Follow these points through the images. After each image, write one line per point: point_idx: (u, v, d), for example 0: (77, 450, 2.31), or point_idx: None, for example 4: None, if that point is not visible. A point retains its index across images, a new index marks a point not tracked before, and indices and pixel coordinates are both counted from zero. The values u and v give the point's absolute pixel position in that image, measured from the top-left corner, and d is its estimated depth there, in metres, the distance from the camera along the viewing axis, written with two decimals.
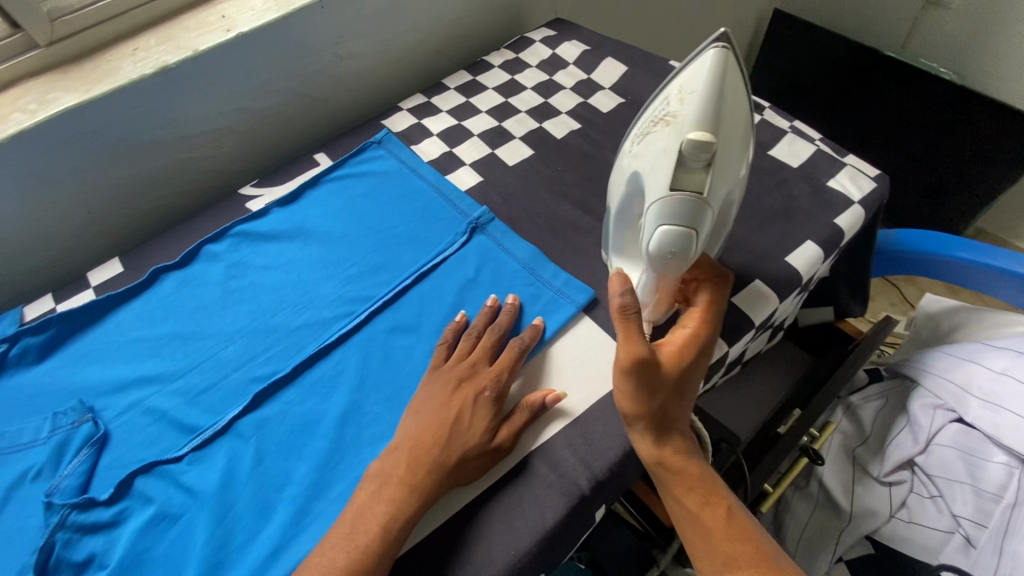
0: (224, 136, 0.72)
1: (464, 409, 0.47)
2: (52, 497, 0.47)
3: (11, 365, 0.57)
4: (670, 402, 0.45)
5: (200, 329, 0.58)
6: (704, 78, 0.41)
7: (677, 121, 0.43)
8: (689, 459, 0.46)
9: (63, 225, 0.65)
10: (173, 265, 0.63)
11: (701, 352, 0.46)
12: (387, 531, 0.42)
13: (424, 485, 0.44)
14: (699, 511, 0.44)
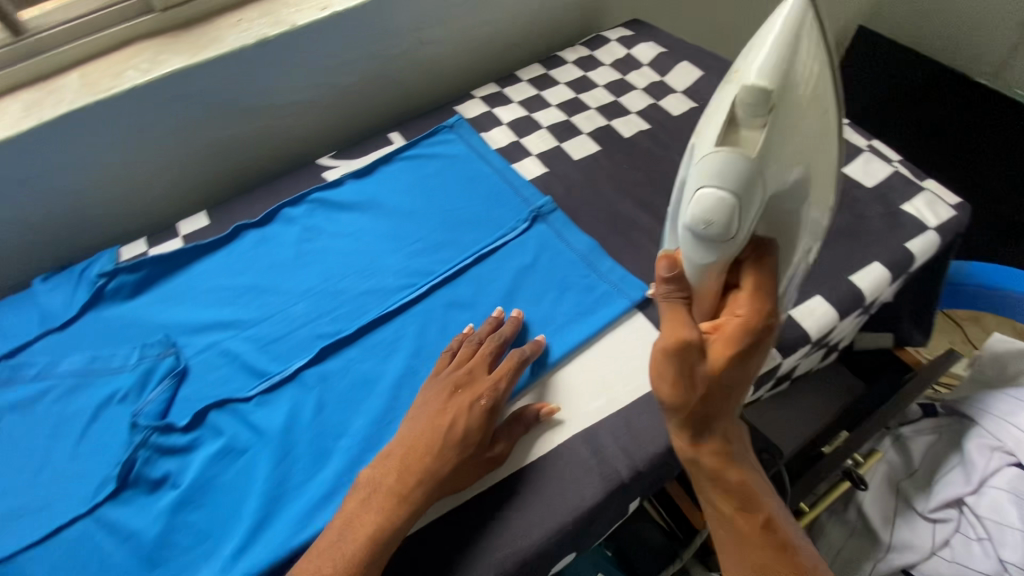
0: (308, 108, 0.76)
1: (459, 414, 0.47)
2: (137, 418, 0.53)
3: (109, 297, 0.63)
4: (714, 400, 0.41)
5: (273, 285, 0.63)
6: (773, 29, 0.39)
7: (737, 76, 0.40)
8: (738, 463, 0.42)
9: (159, 177, 0.71)
10: (254, 223, 0.68)
11: (754, 344, 0.41)
12: (376, 537, 0.42)
13: (414, 496, 0.44)
14: (739, 518, 0.41)
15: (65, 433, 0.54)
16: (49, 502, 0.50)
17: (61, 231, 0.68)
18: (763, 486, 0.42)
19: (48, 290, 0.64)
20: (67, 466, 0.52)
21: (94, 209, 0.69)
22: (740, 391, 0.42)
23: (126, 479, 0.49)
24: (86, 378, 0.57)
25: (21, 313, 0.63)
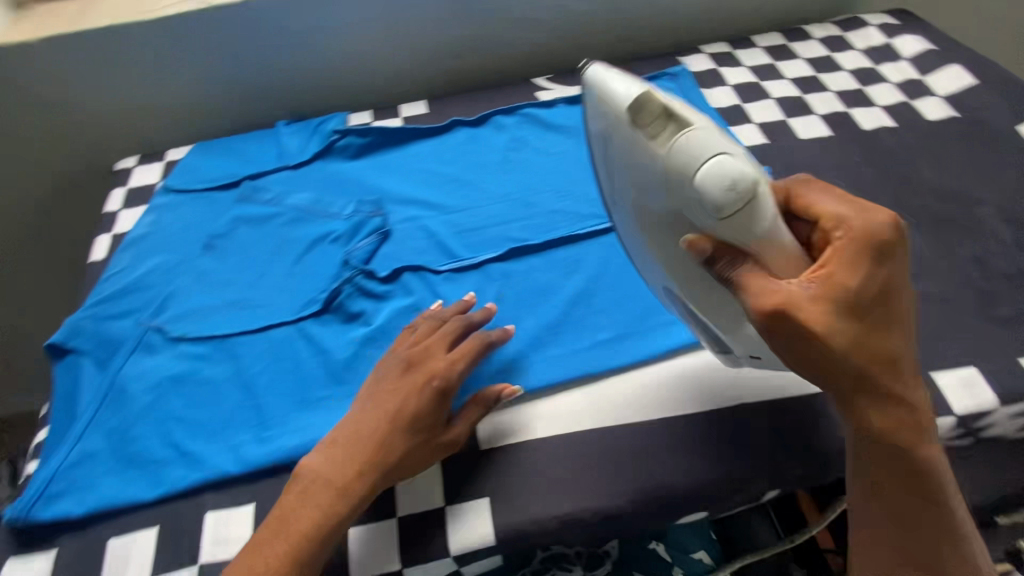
0: (540, 27, 0.77)
1: (411, 394, 0.45)
2: (348, 258, 0.60)
3: (337, 151, 0.71)
4: (883, 360, 0.34)
5: (474, 181, 0.67)
6: (596, 83, 0.40)
7: (611, 120, 0.38)
8: (925, 444, 0.36)
9: (394, 60, 0.77)
10: (469, 121, 0.72)
11: (896, 274, 0.34)
12: (312, 534, 0.41)
13: (355, 489, 0.43)
14: (924, 517, 0.37)
15: (286, 252, 0.62)
16: (266, 302, 0.58)
17: (303, 87, 0.77)
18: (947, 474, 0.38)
19: (288, 132, 0.74)
20: (283, 278, 0.60)
21: (335, 75, 0.77)
22: (908, 347, 0.35)
23: (331, 303, 0.57)
24: (308, 213, 0.65)
25: (265, 145, 0.73)
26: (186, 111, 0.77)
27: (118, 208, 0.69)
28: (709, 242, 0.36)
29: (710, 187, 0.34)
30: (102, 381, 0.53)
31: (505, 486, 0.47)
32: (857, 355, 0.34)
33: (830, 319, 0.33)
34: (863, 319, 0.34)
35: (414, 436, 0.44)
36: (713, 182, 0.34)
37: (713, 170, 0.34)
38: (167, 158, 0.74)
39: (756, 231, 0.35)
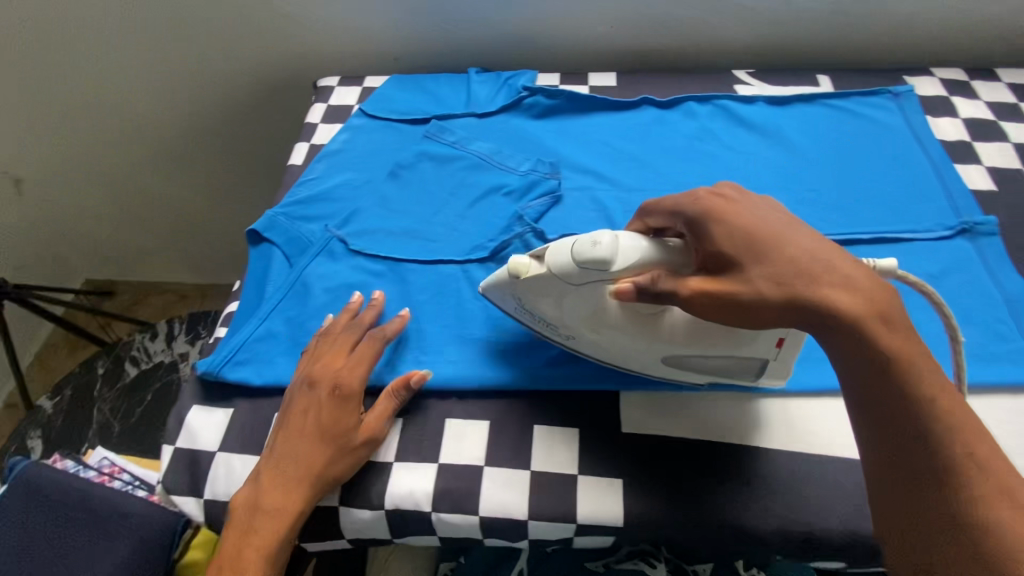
0: (751, 16, 0.74)
1: (312, 408, 0.48)
2: (519, 214, 0.62)
3: (523, 108, 0.72)
4: (791, 281, 0.36)
5: (655, 164, 0.66)
6: (491, 292, 0.51)
7: (511, 286, 0.49)
8: (903, 354, 0.35)
9: (593, 27, 0.77)
10: (658, 103, 0.71)
11: (738, 211, 0.40)
12: (270, 552, 0.45)
13: (292, 506, 0.46)
14: (945, 444, 0.34)
15: (460, 195, 0.65)
16: (437, 238, 0.62)
17: (498, 38, 0.79)
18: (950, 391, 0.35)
19: (478, 81, 0.76)
20: (456, 219, 0.63)
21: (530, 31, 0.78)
22: (820, 255, 0.37)
23: (497, 254, 0.59)
24: (486, 161, 0.67)
25: (456, 90, 0.76)
26: (387, 42, 0.82)
27: (317, 121, 0.76)
28: (629, 286, 0.42)
29: (593, 263, 0.42)
30: (288, 275, 0.60)
31: (648, 479, 0.47)
32: (761, 304, 0.37)
33: (726, 289, 0.38)
34: (727, 262, 0.38)
35: (356, 396, 0.49)
36: (595, 257, 0.42)
37: (590, 246, 0.42)
38: (365, 84, 0.79)
39: (633, 257, 0.41)
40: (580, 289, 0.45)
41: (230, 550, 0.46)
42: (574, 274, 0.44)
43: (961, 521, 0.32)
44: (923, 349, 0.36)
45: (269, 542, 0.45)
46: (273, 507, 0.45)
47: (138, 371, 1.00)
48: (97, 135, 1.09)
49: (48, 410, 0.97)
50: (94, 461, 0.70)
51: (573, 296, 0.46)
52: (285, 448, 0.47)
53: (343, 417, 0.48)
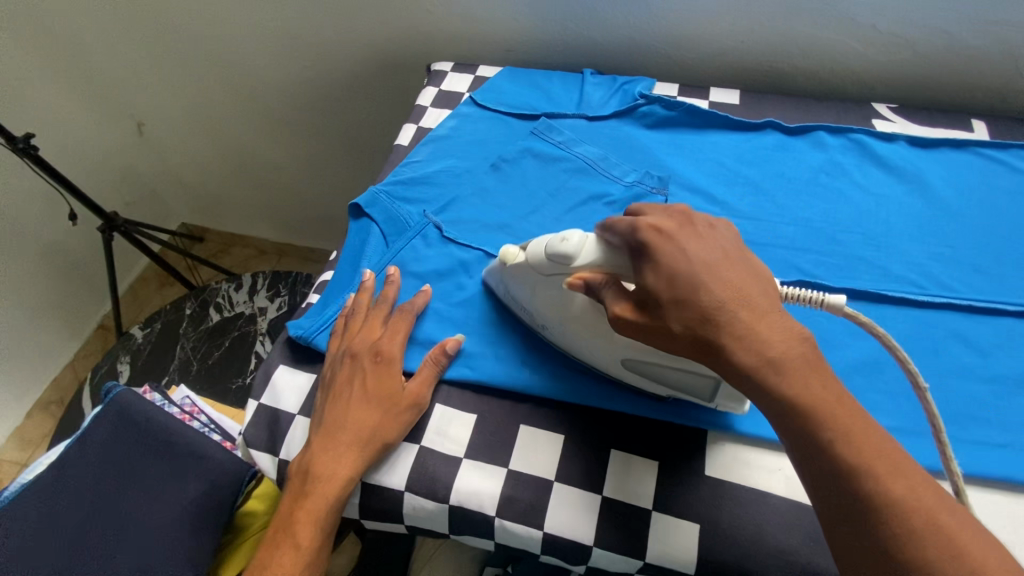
0: (900, 49, 0.69)
1: (355, 375, 0.50)
2: None
3: (636, 116, 0.70)
4: (698, 325, 0.38)
5: (773, 194, 0.62)
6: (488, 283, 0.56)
7: (502, 277, 0.54)
8: (811, 395, 0.35)
9: (722, 40, 0.73)
10: (784, 129, 0.67)
11: (668, 248, 0.41)
12: (322, 516, 0.47)
13: (345, 471, 0.47)
14: (860, 477, 0.33)
15: (560, 196, 0.64)
16: (533, 238, 0.61)
17: (618, 41, 0.77)
18: (864, 421, 0.35)
19: (593, 83, 0.74)
20: (554, 221, 0.62)
21: (653, 37, 0.75)
22: (728, 303, 0.38)
23: None
24: (591, 166, 0.65)
25: (568, 89, 0.74)
26: (504, 33, 0.81)
27: (427, 105, 0.77)
28: (582, 283, 0.45)
29: (559, 257, 0.46)
30: (384, 253, 0.61)
31: (729, 530, 0.44)
32: (672, 340, 0.39)
33: (648, 322, 0.40)
34: (650, 297, 0.40)
35: (394, 364, 0.51)
36: (562, 252, 0.46)
37: (559, 242, 0.47)
38: (478, 73, 0.79)
39: (595, 260, 0.45)
40: (551, 283, 0.49)
41: (291, 510, 0.48)
42: (546, 265, 0.48)
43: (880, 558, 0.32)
44: (833, 383, 0.36)
45: (320, 505, 0.47)
46: (324, 473, 0.47)
47: (220, 318, 1.06)
48: (210, 95, 1.16)
49: (138, 340, 1.04)
50: (176, 397, 0.74)
51: (544, 285, 0.49)
52: (334, 414, 0.49)
53: (385, 382, 0.50)
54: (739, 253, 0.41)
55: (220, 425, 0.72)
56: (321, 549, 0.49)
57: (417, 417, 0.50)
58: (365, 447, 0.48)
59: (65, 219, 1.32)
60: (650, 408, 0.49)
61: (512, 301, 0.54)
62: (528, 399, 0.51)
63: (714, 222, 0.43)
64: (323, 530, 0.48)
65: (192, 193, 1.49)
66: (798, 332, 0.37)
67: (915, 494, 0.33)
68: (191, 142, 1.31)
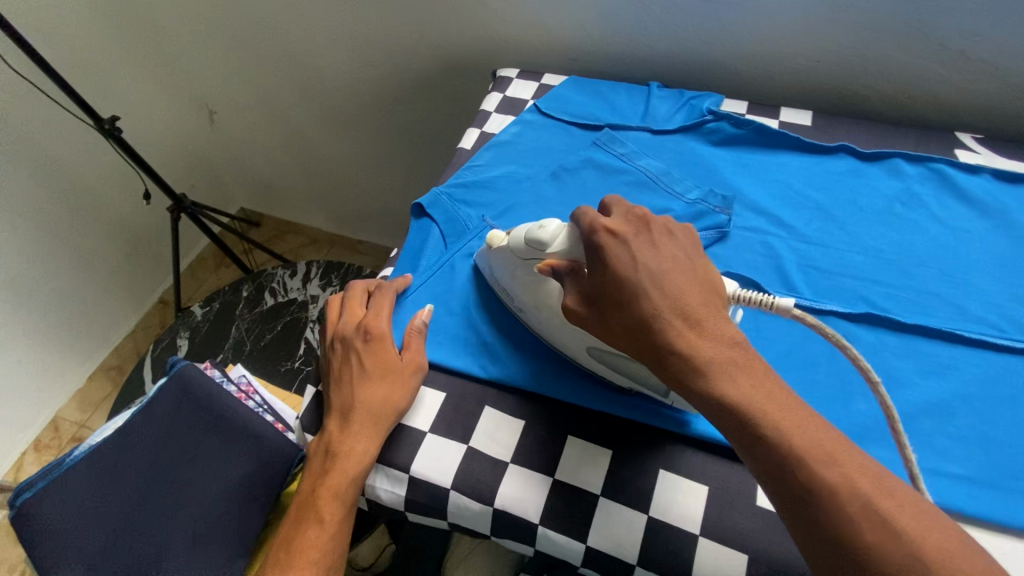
0: (991, 76, 0.65)
1: (349, 360, 0.53)
2: None
3: (703, 132, 0.69)
4: (632, 325, 0.41)
5: (843, 220, 0.60)
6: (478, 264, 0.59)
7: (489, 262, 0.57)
8: (742, 394, 0.38)
9: (796, 59, 0.72)
10: (859, 154, 0.64)
11: (619, 251, 0.43)
12: (348, 493, 0.49)
13: (360, 445, 0.49)
14: (801, 470, 0.36)
15: None
16: None
17: (687, 55, 0.76)
18: (795, 413, 0.37)
19: (658, 96, 0.74)
20: None
21: (724, 53, 0.74)
22: (665, 311, 0.40)
23: None
24: (653, 181, 0.65)
25: (634, 101, 0.74)
26: (571, 42, 0.82)
27: (491, 110, 0.78)
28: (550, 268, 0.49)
29: (535, 243, 0.50)
30: (442, 255, 0.62)
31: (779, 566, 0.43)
32: (612, 332, 0.43)
33: (588, 313, 0.44)
34: (596, 297, 0.44)
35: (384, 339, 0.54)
36: (538, 237, 0.50)
37: (537, 229, 0.50)
38: (542, 81, 0.80)
39: (567, 245, 0.49)
40: (528, 267, 0.52)
41: (314, 490, 0.50)
42: (523, 249, 0.52)
43: (825, 541, 0.35)
44: (762, 379, 0.39)
45: (345, 481, 0.49)
46: (344, 449, 0.50)
47: (274, 302, 1.10)
48: (278, 88, 1.21)
49: (198, 317, 1.09)
50: (233, 376, 0.77)
51: (524, 271, 0.53)
52: (347, 393, 0.52)
53: (385, 355, 0.53)
54: (691, 263, 0.43)
55: (272, 407, 0.75)
56: (350, 523, 0.51)
57: (419, 382, 0.53)
58: (380, 419, 0.50)
59: (137, 198, 1.41)
60: (623, 409, 0.50)
61: (495, 285, 0.57)
62: (577, 410, 0.51)
63: (671, 228, 0.45)
64: (350, 504, 0.50)
65: (252, 180, 1.56)
66: (731, 339, 0.40)
67: (851, 481, 0.35)
68: (256, 132, 1.37)
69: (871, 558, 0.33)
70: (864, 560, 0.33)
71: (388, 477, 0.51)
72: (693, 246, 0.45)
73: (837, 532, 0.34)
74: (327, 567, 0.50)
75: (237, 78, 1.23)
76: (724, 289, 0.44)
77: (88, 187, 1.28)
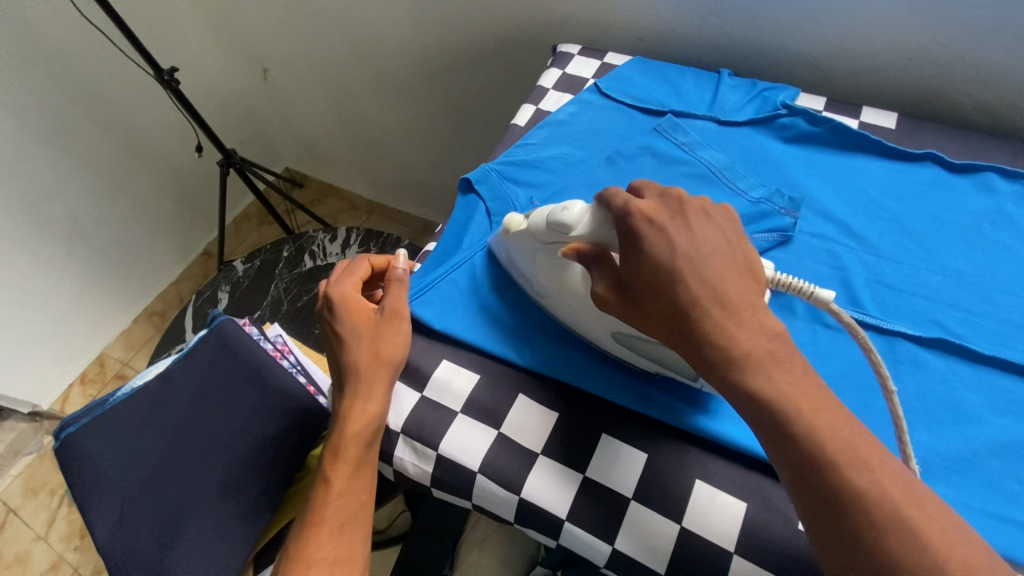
0: None
1: (329, 331, 0.54)
2: None
3: (773, 127, 0.64)
4: (670, 315, 0.39)
5: (920, 235, 0.56)
6: (497, 246, 0.57)
7: (507, 245, 0.55)
8: (779, 388, 0.36)
9: (885, 54, 0.66)
10: (946, 163, 0.59)
11: (654, 240, 0.40)
12: (359, 453, 0.49)
13: (359, 401, 0.49)
14: (828, 470, 0.34)
15: None
16: None
17: (765, 43, 0.71)
18: (827, 413, 0.35)
19: (729, 84, 0.69)
20: None
21: (807, 43, 0.69)
22: (703, 300, 0.38)
23: None
24: (715, 175, 0.61)
25: (701, 88, 0.70)
26: (639, 21, 0.77)
27: (549, 87, 0.75)
28: (575, 252, 0.46)
29: (558, 225, 0.48)
30: (486, 233, 0.61)
31: None
32: (649, 321, 0.41)
33: (621, 301, 0.42)
34: (628, 284, 0.41)
35: (359, 301, 0.54)
36: (561, 220, 0.47)
37: (560, 212, 0.48)
38: (605, 59, 0.76)
39: (593, 229, 0.46)
40: (548, 251, 0.51)
41: (323, 453, 0.50)
42: (543, 233, 0.50)
43: (844, 545, 0.33)
44: (798, 380, 0.36)
45: (354, 440, 0.49)
46: (344, 410, 0.49)
47: (313, 265, 1.11)
48: (333, 51, 1.20)
49: (239, 272, 1.11)
50: (269, 334, 0.78)
51: (544, 255, 0.51)
52: (336, 359, 0.52)
53: (361, 315, 0.53)
54: (731, 250, 0.40)
55: (305, 368, 0.76)
56: (363, 484, 0.50)
57: (405, 332, 0.53)
58: (368, 373, 0.50)
59: (190, 150, 1.43)
60: (661, 411, 0.48)
61: (513, 268, 0.56)
62: (615, 408, 0.49)
63: (708, 211, 0.42)
64: (358, 462, 0.49)
65: (299, 141, 1.57)
66: (772, 331, 0.38)
67: (880, 487, 0.33)
68: (307, 95, 1.37)
69: (893, 566, 0.31)
70: (883, 565, 0.32)
71: (416, 452, 0.50)
72: (731, 227, 0.42)
73: (864, 536, 0.32)
74: (342, 528, 0.48)
75: (292, 37, 1.22)
76: (763, 272, 0.42)
77: (143, 136, 1.31)
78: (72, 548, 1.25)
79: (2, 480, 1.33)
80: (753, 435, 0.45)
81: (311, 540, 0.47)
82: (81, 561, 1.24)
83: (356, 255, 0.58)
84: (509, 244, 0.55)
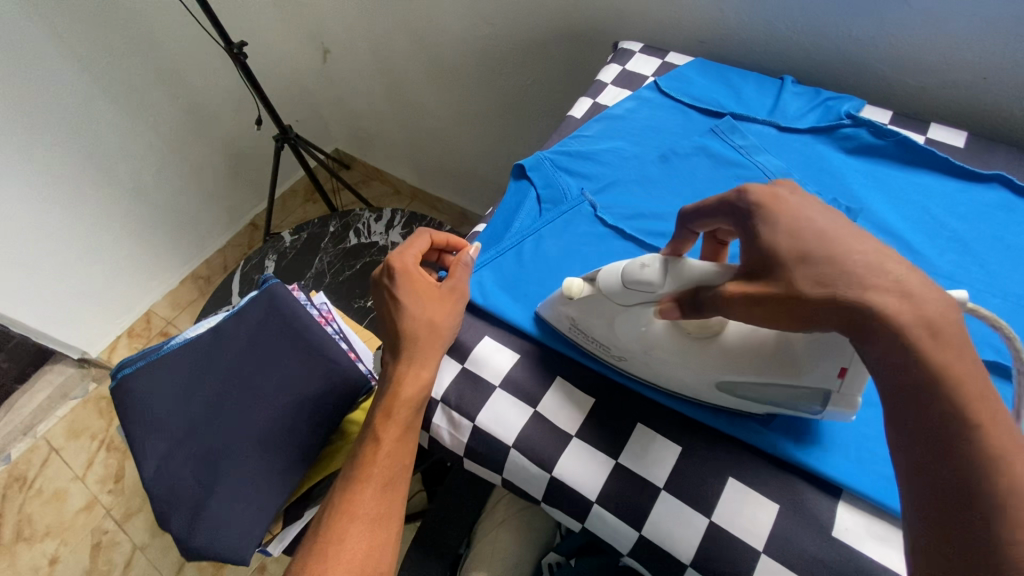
0: None
1: (386, 297, 0.55)
2: None
3: (835, 137, 0.63)
4: (842, 276, 0.32)
5: (984, 258, 0.54)
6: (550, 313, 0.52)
7: (576, 315, 0.49)
8: None
9: (957, 72, 0.64)
10: (1017, 187, 0.57)
11: (780, 210, 0.36)
12: (409, 416, 0.51)
13: (414, 366, 0.51)
14: None
15: None
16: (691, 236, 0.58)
17: (833, 53, 0.70)
18: None
19: (792, 91, 0.68)
20: None
21: (876, 56, 0.68)
22: (871, 252, 0.33)
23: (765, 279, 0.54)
24: (770, 180, 0.61)
25: (762, 93, 0.69)
26: (703, 23, 0.77)
27: (608, 82, 0.75)
28: (674, 303, 0.42)
29: (639, 282, 0.43)
30: (535, 219, 0.61)
31: None
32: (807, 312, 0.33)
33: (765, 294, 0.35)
34: (765, 267, 0.35)
35: (418, 274, 0.55)
36: (641, 274, 0.43)
37: (636, 266, 0.44)
38: (667, 59, 0.76)
39: (679, 275, 0.42)
40: (632, 311, 0.46)
41: (373, 412, 0.52)
42: (622, 294, 0.45)
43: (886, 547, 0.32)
44: None
45: (406, 403, 0.50)
46: (402, 375, 0.51)
47: (356, 242, 1.14)
48: (393, 38, 1.23)
49: (286, 243, 1.15)
50: (315, 301, 0.81)
51: (623, 316, 0.47)
52: (393, 326, 0.54)
53: (420, 284, 0.54)
54: None
55: (347, 337, 0.78)
56: (408, 447, 0.52)
57: (462, 308, 0.54)
58: (423, 342, 0.52)
59: (248, 124, 1.49)
60: (690, 407, 0.48)
61: (577, 332, 0.51)
62: (650, 400, 0.50)
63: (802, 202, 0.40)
64: (408, 425, 0.51)
65: (351, 123, 1.61)
66: None
67: None
68: (364, 79, 1.41)
69: None
70: None
71: (453, 421, 0.52)
72: None
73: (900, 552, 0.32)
74: (386, 487, 0.51)
75: (355, 23, 1.26)
76: None
77: (207, 107, 1.37)
78: (106, 490, 1.32)
79: (48, 420, 1.41)
80: (845, 468, 0.44)
81: (357, 494, 0.50)
82: (112, 504, 1.30)
83: (422, 228, 0.60)
84: (572, 310, 0.50)
